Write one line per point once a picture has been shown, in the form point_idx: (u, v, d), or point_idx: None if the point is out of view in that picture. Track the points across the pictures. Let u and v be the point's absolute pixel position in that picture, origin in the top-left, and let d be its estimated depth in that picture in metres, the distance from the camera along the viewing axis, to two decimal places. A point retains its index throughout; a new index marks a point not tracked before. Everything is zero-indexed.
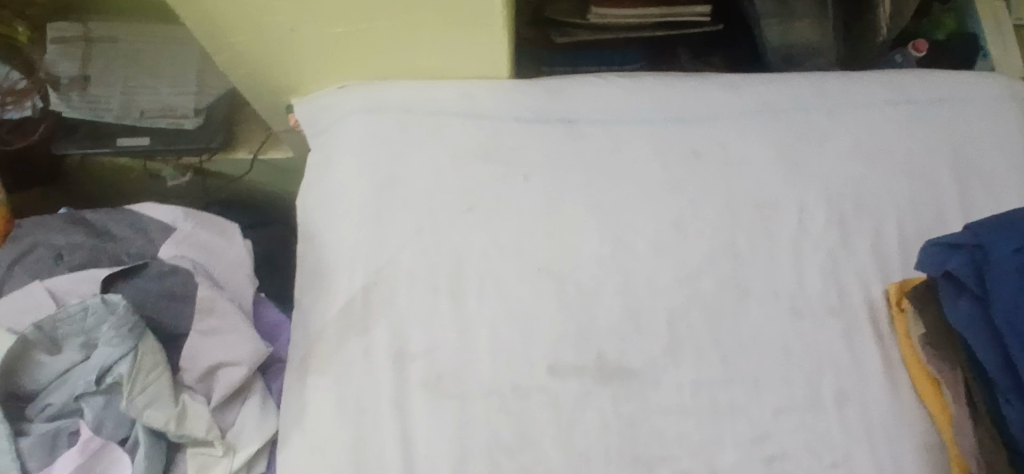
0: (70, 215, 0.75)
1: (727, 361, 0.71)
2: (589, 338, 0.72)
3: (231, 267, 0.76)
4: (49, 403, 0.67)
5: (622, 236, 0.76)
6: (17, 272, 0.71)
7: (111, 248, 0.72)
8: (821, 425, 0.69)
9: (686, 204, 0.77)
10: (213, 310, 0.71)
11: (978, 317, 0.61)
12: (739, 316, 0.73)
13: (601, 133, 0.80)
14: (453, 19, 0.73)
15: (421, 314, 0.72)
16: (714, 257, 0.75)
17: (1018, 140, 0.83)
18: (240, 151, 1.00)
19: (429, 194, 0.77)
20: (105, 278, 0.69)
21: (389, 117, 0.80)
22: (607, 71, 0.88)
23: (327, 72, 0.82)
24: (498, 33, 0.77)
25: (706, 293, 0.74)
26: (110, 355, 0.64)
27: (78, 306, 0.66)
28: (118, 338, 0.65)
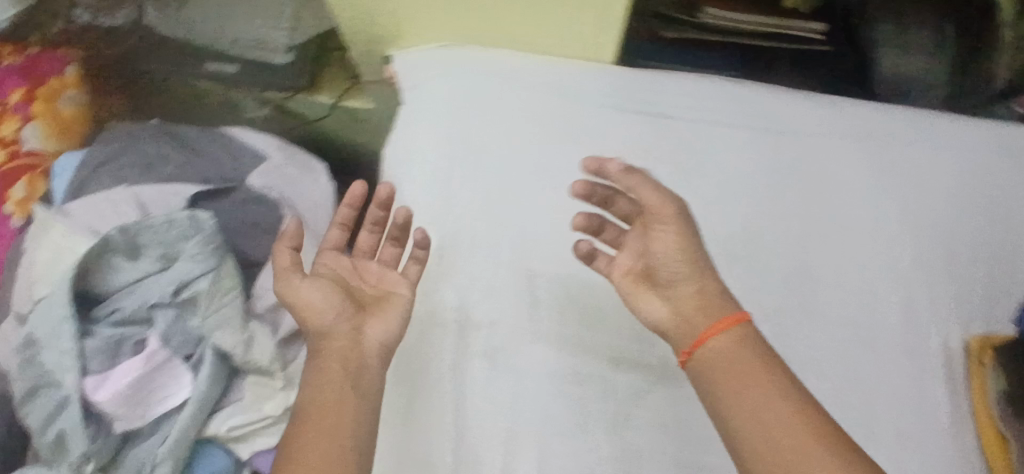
0: (162, 127, 0.77)
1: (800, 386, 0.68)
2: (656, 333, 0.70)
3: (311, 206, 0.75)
4: (118, 308, 0.67)
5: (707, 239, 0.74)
6: (107, 171, 0.73)
7: (201, 165, 0.74)
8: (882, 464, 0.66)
9: (773, 217, 0.75)
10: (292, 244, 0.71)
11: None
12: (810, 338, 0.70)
13: (694, 134, 0.79)
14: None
15: (381, 204, 0.68)
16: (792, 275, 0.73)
17: None
18: (322, 93, 1.00)
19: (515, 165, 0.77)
20: (193, 196, 0.70)
21: (486, 86, 0.79)
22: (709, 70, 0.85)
23: (430, 28, 0.81)
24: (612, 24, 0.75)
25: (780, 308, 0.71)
26: (192, 270, 0.67)
27: (165, 218, 0.68)
28: (203, 256, 0.67)
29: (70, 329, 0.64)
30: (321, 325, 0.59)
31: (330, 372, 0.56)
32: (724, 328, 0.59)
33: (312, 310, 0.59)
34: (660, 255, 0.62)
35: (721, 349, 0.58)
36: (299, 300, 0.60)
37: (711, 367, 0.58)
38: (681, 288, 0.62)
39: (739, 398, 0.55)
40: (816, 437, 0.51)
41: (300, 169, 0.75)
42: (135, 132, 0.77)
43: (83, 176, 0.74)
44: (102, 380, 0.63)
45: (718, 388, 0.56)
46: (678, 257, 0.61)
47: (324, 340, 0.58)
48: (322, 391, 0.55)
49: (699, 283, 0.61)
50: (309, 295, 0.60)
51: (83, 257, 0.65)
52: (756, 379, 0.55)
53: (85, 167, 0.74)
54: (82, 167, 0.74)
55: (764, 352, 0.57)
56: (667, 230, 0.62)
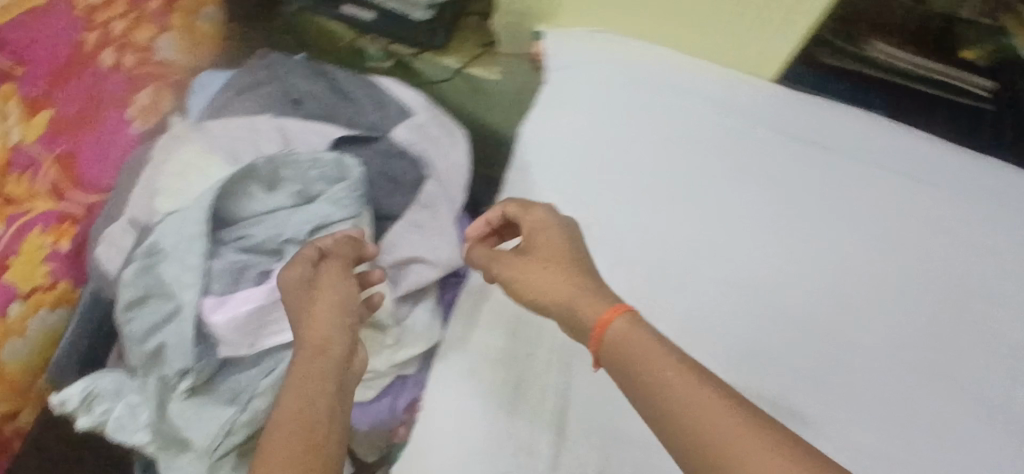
0: (314, 65, 0.76)
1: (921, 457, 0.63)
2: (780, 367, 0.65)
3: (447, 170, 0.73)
4: (247, 235, 0.66)
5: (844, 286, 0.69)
6: (253, 100, 0.73)
7: (347, 111, 0.73)
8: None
9: (927, 274, 0.70)
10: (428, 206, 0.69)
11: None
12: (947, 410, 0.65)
13: (853, 169, 0.74)
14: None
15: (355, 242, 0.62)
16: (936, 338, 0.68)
17: None
18: (449, 57, 0.99)
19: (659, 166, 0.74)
20: (337, 138, 0.70)
21: (642, 79, 0.77)
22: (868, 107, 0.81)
23: (592, 9, 0.79)
24: (789, 34, 0.73)
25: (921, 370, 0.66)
26: (331, 213, 0.65)
27: (310, 158, 0.67)
28: (346, 201, 0.66)
29: (199, 249, 0.64)
30: (316, 345, 0.52)
31: (314, 389, 0.49)
32: (615, 320, 0.52)
33: (308, 329, 0.53)
34: (560, 289, 0.56)
35: (624, 338, 0.51)
36: (307, 316, 0.54)
37: (623, 349, 0.50)
38: (573, 302, 0.55)
39: (668, 384, 0.46)
40: (753, 435, 0.43)
41: (444, 132, 0.73)
42: (288, 65, 0.76)
43: (224, 99, 0.74)
44: (221, 302, 0.64)
45: (638, 369, 0.48)
46: (543, 285, 0.57)
47: (317, 357, 0.51)
48: (310, 406, 0.48)
49: (586, 297, 0.54)
50: (316, 311, 0.54)
51: (226, 179, 0.65)
52: (663, 366, 0.47)
53: (228, 90, 0.74)
54: (228, 89, 0.74)
55: (642, 333, 0.50)
56: (548, 265, 0.58)
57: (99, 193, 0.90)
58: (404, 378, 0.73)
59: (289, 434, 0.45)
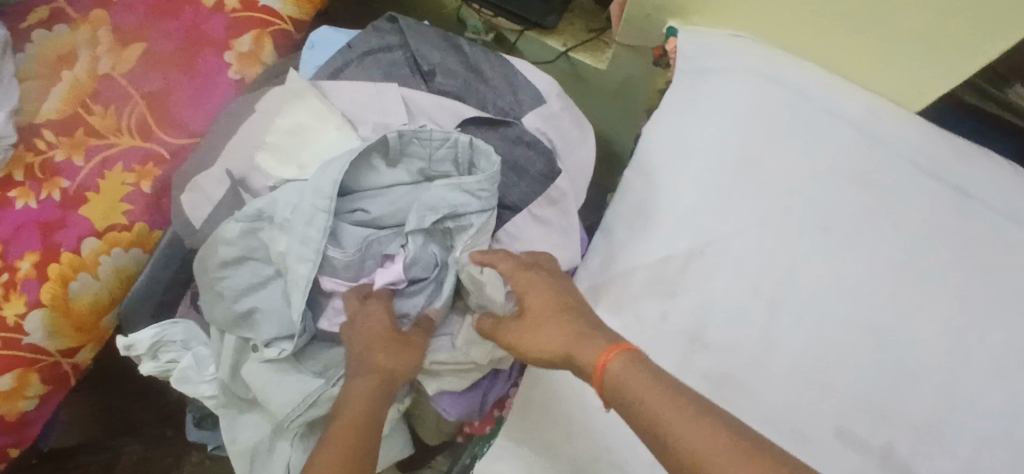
0: (448, 35, 0.72)
1: None
2: (891, 418, 0.64)
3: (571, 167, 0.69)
4: (361, 209, 0.64)
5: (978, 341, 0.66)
6: (379, 66, 0.70)
7: (478, 90, 0.69)
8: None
9: None
10: (555, 201, 0.67)
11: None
12: None
13: (995, 219, 0.69)
14: (926, 26, 0.67)
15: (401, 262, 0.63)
16: None
17: None
18: (554, 38, 0.96)
19: (792, 189, 0.70)
20: (468, 118, 0.67)
21: (783, 95, 0.73)
22: (1011, 151, 0.79)
23: (739, 14, 0.76)
24: (950, 71, 0.70)
25: None
26: (467, 205, 0.63)
27: (443, 138, 0.63)
28: (485, 193, 0.63)
29: (322, 224, 0.60)
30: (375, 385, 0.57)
31: (363, 425, 0.54)
32: (612, 362, 0.51)
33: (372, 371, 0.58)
34: (561, 348, 0.54)
35: (621, 373, 0.50)
36: (378, 355, 0.59)
37: (614, 388, 0.50)
38: (576, 357, 0.53)
39: (660, 416, 0.47)
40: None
41: (575, 125, 0.70)
42: (419, 29, 0.72)
43: (347, 58, 0.71)
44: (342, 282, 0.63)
45: (635, 401, 0.49)
46: (539, 342, 0.55)
47: (373, 397, 0.56)
48: (357, 439, 0.53)
49: (584, 342, 0.53)
50: (384, 355, 0.59)
51: (355, 154, 0.62)
52: (658, 400, 0.48)
53: (352, 50, 0.71)
54: (351, 48, 0.71)
55: (640, 367, 0.50)
56: (543, 322, 0.56)
57: (188, 136, 0.86)
58: (497, 372, 0.71)
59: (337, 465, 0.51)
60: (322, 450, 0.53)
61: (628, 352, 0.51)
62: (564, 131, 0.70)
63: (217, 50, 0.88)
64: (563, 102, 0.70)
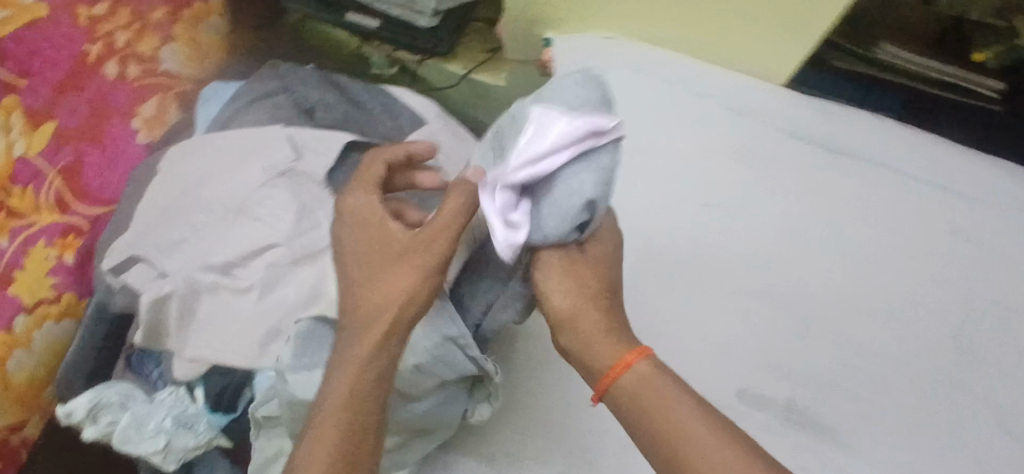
0: (324, 75, 0.77)
1: (930, 457, 0.62)
2: (797, 381, 0.65)
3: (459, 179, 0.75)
4: (274, 246, 0.68)
5: (861, 290, 0.69)
6: (263, 110, 0.74)
7: (359, 119, 0.74)
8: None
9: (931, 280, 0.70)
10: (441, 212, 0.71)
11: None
12: (958, 416, 0.64)
13: (859, 174, 0.75)
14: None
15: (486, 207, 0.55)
16: (942, 345, 0.67)
17: None
18: (454, 63, 0.98)
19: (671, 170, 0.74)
20: (346, 142, 0.70)
21: (651, 86, 0.77)
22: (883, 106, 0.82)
23: (605, 17, 0.79)
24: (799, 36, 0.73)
25: (927, 376, 0.66)
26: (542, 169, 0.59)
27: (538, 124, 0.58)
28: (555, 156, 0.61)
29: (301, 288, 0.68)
30: (377, 331, 0.49)
31: (364, 384, 0.48)
32: (635, 365, 0.49)
33: (380, 307, 0.50)
34: (589, 328, 0.51)
35: (639, 377, 0.49)
36: (375, 285, 0.51)
37: (626, 389, 0.49)
38: (590, 335, 0.51)
39: (664, 421, 0.47)
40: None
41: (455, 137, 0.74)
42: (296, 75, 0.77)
43: (234, 110, 0.74)
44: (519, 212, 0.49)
45: (642, 401, 0.48)
46: (573, 302, 0.51)
47: (373, 349, 0.49)
48: (359, 403, 0.48)
49: (605, 337, 0.51)
50: (394, 273, 0.51)
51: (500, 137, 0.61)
52: (671, 410, 0.47)
53: (237, 102, 0.75)
54: (236, 100, 0.75)
55: (662, 375, 0.50)
56: (580, 282, 0.51)
57: (104, 205, 0.89)
58: None
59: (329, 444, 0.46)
60: (314, 433, 0.47)
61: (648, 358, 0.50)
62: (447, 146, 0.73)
63: (126, 119, 0.91)
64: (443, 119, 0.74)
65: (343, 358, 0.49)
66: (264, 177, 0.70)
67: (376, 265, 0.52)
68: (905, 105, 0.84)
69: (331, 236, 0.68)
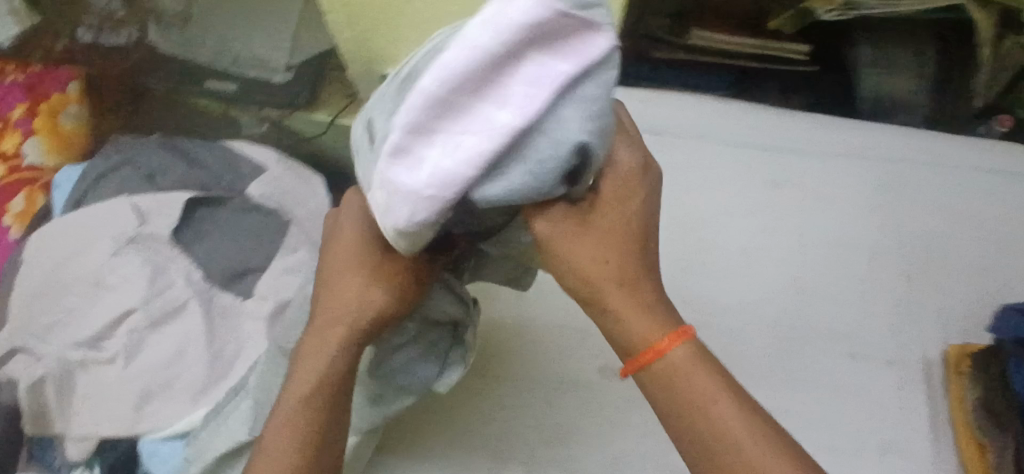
0: (163, 140, 0.79)
1: (772, 392, 0.69)
2: None
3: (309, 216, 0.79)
4: (132, 312, 0.69)
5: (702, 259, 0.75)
6: (110, 183, 0.76)
7: (201, 178, 0.77)
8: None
9: (761, 236, 0.77)
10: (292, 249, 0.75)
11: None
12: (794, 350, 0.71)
13: (690, 148, 0.81)
14: None
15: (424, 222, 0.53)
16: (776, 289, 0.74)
17: None
18: (320, 111, 1.01)
19: None
20: (187, 200, 0.74)
21: None
22: (705, 87, 0.89)
23: None
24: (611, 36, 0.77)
25: (767, 318, 0.73)
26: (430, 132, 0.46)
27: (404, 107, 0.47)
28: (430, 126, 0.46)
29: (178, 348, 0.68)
30: (333, 348, 0.54)
31: (315, 412, 0.53)
32: (670, 352, 0.48)
33: (333, 321, 0.54)
34: (619, 304, 0.49)
35: (678, 361, 0.48)
36: (342, 303, 0.54)
37: (657, 374, 0.49)
38: (618, 310, 0.49)
39: (693, 402, 0.48)
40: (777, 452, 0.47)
41: (297, 178, 0.80)
42: (138, 146, 0.79)
43: (83, 188, 0.76)
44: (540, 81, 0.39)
45: (679, 385, 0.48)
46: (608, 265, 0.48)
47: (322, 367, 0.54)
48: (309, 432, 0.53)
49: (644, 314, 0.49)
50: (344, 292, 0.54)
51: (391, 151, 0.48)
52: (705, 397, 0.48)
53: (84, 180, 0.76)
54: (84, 179, 0.76)
55: (701, 363, 0.49)
56: (609, 254, 0.48)
57: None
58: None
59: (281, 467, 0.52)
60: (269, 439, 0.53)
61: (692, 342, 0.49)
62: (290, 188, 0.79)
63: None
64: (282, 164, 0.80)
65: (296, 369, 0.54)
66: (114, 247, 0.71)
67: (338, 282, 0.55)
68: (732, 81, 0.89)
69: (189, 292, 0.70)
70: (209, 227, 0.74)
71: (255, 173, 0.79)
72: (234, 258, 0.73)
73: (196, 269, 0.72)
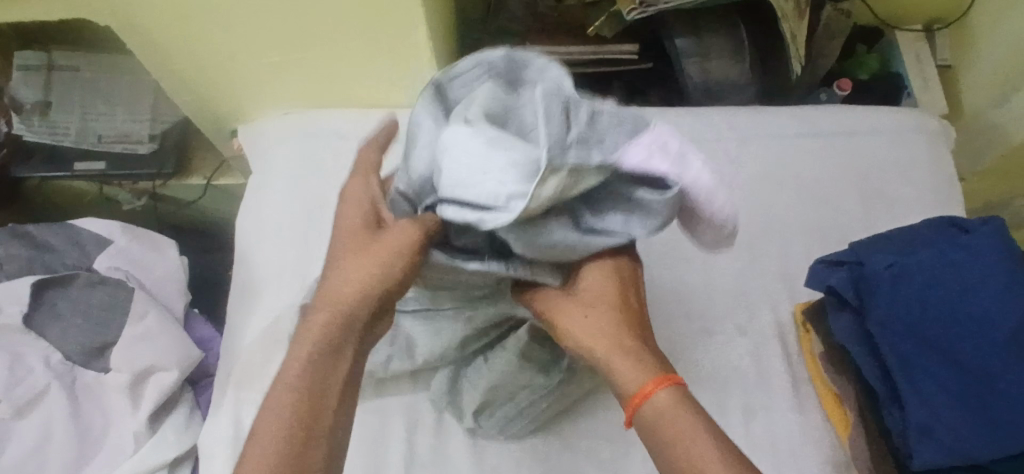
0: (9, 227, 0.80)
1: None
2: None
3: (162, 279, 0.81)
4: None
5: None
6: None
7: (49, 259, 0.78)
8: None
9: None
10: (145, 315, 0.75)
11: (912, 328, 0.58)
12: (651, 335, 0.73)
13: None
14: (380, 50, 0.78)
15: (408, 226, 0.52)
16: None
17: (940, 169, 0.84)
18: (193, 176, 1.02)
19: None
20: (34, 284, 0.75)
21: (323, 146, 0.84)
22: None
23: (271, 100, 0.86)
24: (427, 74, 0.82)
25: None
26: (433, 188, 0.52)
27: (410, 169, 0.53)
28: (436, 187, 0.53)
29: (48, 431, 0.70)
30: (337, 311, 0.52)
31: (322, 368, 0.51)
32: (655, 395, 0.52)
33: (339, 288, 0.52)
34: (602, 352, 0.53)
35: (659, 410, 0.51)
36: (347, 269, 0.52)
37: (647, 421, 0.52)
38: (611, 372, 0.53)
39: (666, 444, 0.50)
40: None
41: (149, 247, 0.81)
42: None
43: None
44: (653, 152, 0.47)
45: (661, 430, 0.51)
46: (605, 328, 0.54)
47: (322, 332, 0.51)
48: (320, 388, 0.51)
49: (633, 359, 0.53)
50: (358, 263, 0.52)
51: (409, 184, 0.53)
52: (687, 435, 0.50)
53: None
54: None
55: (687, 406, 0.51)
56: (590, 311, 0.55)
57: None
58: None
59: (284, 414, 0.49)
60: (266, 413, 0.50)
61: (678, 387, 0.52)
62: (137, 256, 0.80)
63: None
64: (128, 233, 0.81)
65: (300, 332, 0.52)
66: None
67: (347, 252, 0.54)
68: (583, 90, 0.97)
69: (49, 376, 0.72)
70: (61, 307, 0.75)
71: (103, 248, 0.80)
72: (89, 335, 0.73)
73: (55, 351, 0.73)
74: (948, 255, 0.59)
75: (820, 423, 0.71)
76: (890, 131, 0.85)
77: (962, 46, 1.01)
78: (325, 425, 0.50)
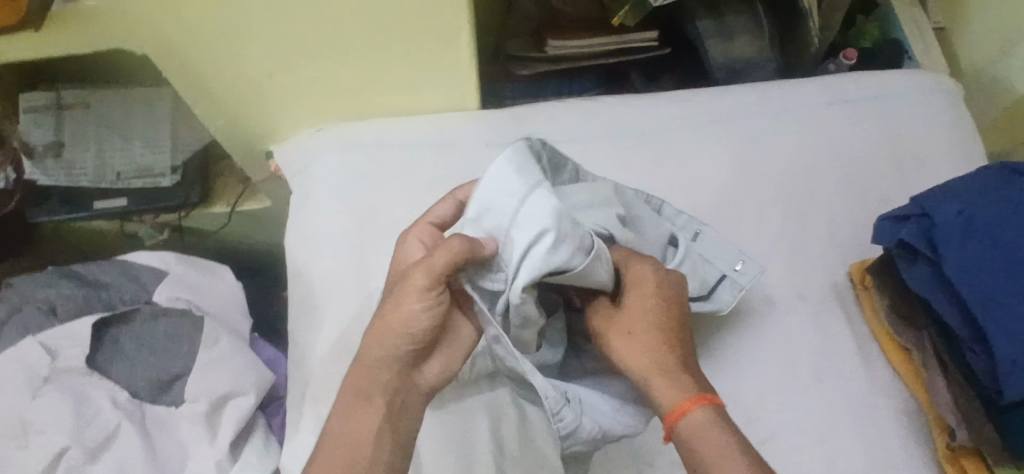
0: (59, 270, 0.79)
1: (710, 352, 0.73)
2: None
3: (222, 306, 0.81)
4: (66, 447, 0.66)
5: None
6: (11, 329, 0.73)
7: (103, 296, 0.77)
8: (814, 412, 0.71)
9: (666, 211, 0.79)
10: (210, 343, 0.74)
11: (986, 267, 0.60)
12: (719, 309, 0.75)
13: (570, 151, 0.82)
14: (421, 56, 0.77)
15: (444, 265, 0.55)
16: None
17: (964, 123, 0.87)
18: (216, 204, 1.01)
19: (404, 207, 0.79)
20: (96, 323, 0.74)
21: (367, 153, 0.81)
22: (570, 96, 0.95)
23: (308, 116, 0.84)
24: (467, 75, 0.81)
25: None
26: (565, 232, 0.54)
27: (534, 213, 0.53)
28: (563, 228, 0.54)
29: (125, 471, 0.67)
30: (364, 372, 0.57)
31: (358, 423, 0.56)
32: (693, 413, 0.54)
33: (364, 351, 0.58)
34: (644, 369, 0.56)
35: (696, 431, 0.54)
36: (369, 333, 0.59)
37: (684, 435, 0.54)
38: (654, 391, 0.56)
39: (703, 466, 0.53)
40: None
41: (206, 274, 0.82)
42: (30, 281, 0.78)
43: None
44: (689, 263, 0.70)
45: (695, 445, 0.54)
46: (648, 346, 0.57)
47: (353, 392, 0.57)
48: (357, 439, 0.56)
49: (673, 382, 0.55)
50: (375, 327, 0.58)
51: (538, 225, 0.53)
52: (724, 455, 0.52)
53: None
54: None
55: (724, 427, 0.54)
56: (635, 333, 0.57)
57: None
58: None
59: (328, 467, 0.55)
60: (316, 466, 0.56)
61: (717, 410, 0.55)
62: (196, 285, 0.80)
63: None
64: (183, 262, 0.81)
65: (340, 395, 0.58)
66: (32, 390, 0.69)
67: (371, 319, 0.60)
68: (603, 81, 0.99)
69: (118, 415, 0.69)
70: (124, 343, 0.74)
71: (158, 279, 0.79)
72: (154, 368, 0.72)
73: (121, 389, 0.71)
74: (1011, 197, 0.62)
75: (889, 376, 0.74)
76: (914, 90, 0.88)
77: (955, 8, 1.06)
78: (369, 466, 0.55)
